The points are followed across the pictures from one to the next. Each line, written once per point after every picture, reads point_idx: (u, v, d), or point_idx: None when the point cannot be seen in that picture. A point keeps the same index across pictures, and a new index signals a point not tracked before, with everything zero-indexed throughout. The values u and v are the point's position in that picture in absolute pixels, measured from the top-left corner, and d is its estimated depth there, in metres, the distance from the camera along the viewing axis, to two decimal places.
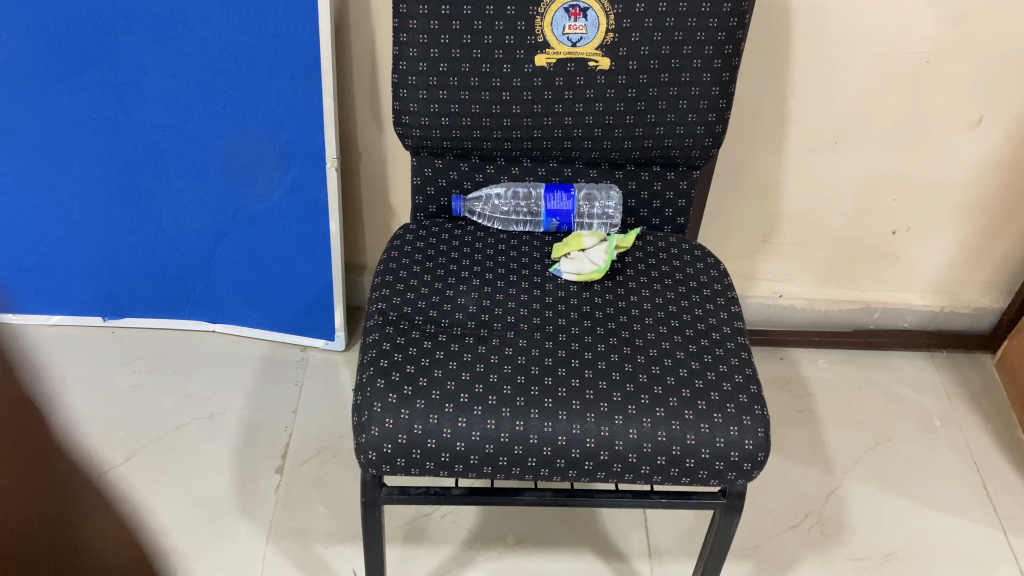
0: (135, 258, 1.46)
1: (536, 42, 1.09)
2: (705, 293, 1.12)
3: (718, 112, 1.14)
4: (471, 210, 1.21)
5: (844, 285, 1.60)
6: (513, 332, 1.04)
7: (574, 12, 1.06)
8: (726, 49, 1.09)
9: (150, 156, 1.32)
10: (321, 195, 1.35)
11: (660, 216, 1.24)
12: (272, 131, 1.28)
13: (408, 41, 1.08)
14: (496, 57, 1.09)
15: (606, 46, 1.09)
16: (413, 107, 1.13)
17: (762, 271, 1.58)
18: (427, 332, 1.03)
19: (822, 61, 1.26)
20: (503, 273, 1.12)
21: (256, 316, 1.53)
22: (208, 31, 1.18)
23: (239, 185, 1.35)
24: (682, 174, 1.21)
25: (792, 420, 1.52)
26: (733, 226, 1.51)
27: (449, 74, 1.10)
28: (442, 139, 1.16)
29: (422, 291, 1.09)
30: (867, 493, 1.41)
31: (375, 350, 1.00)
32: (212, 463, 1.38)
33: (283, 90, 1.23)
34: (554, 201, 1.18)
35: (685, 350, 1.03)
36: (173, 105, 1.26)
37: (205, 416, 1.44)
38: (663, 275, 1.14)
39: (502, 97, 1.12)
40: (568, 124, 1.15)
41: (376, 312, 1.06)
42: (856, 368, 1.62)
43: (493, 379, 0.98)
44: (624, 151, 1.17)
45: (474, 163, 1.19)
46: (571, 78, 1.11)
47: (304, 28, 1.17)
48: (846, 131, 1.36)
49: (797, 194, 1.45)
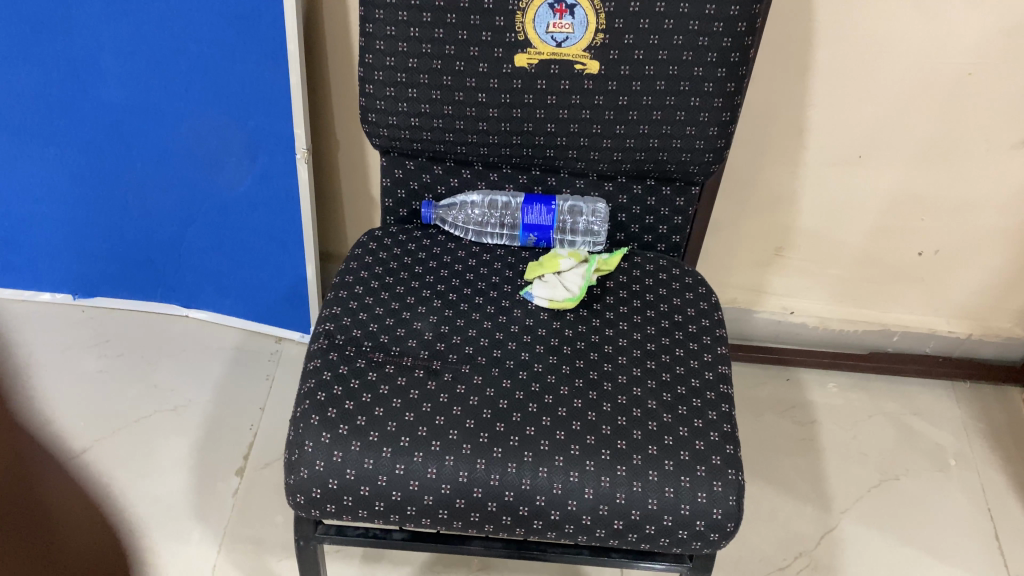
0: (102, 238, 1.38)
1: (516, 40, 0.96)
2: (691, 329, 1.00)
3: (721, 125, 1.01)
4: (443, 218, 1.11)
5: (861, 305, 1.47)
6: (468, 366, 0.94)
7: (559, 8, 0.94)
8: (732, 56, 0.96)
9: (112, 135, 1.24)
10: (293, 185, 1.26)
11: (653, 233, 1.12)
12: (238, 117, 1.18)
13: (375, 33, 0.97)
14: (471, 54, 0.97)
15: (595, 48, 0.96)
16: (380, 105, 1.02)
17: (772, 286, 1.46)
18: (373, 362, 0.93)
19: (848, 68, 1.13)
20: (469, 294, 1.02)
21: (229, 303, 1.46)
22: (165, 8, 1.07)
23: (206, 171, 1.26)
24: (678, 189, 1.09)
25: (792, 448, 1.42)
26: (741, 236, 1.38)
27: (419, 71, 0.99)
28: (412, 140, 1.05)
29: (377, 312, 0.99)
30: (865, 537, 1.31)
31: (314, 381, 0.91)
32: (170, 460, 1.31)
33: (248, 74, 1.13)
34: (533, 212, 1.07)
35: (658, 399, 0.92)
36: (133, 85, 1.17)
37: (169, 408, 1.38)
38: (647, 305, 1.03)
39: (478, 98, 1.01)
40: (551, 132, 1.03)
41: (323, 334, 0.96)
42: (869, 394, 1.50)
43: (439, 421, 0.88)
44: (614, 163, 1.05)
45: (448, 166, 1.08)
46: (555, 82, 0.99)
47: (268, 9, 1.06)
48: (872, 143, 1.22)
49: (814, 207, 1.32)
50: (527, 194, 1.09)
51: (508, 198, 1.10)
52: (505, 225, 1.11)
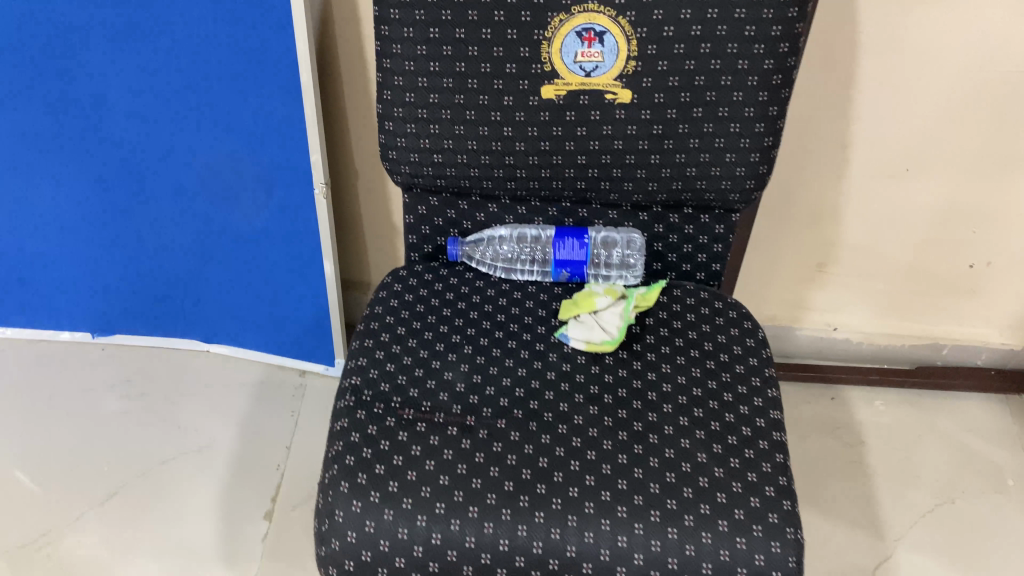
0: (118, 278, 1.34)
1: (542, 71, 0.91)
2: (738, 370, 0.94)
3: (763, 151, 0.95)
4: (470, 255, 1.06)
5: (908, 319, 1.40)
6: (503, 421, 0.88)
7: (588, 36, 0.88)
8: (774, 78, 0.90)
9: (124, 174, 1.19)
10: (313, 220, 1.21)
11: (692, 262, 1.06)
12: (253, 153, 1.13)
13: (392, 68, 0.92)
14: (496, 87, 0.92)
15: (626, 76, 0.90)
16: (400, 142, 0.97)
17: (814, 302, 1.40)
18: (402, 420, 0.88)
19: (895, 81, 1.06)
20: (501, 338, 0.97)
21: (251, 337, 1.41)
22: (173, 45, 1.02)
23: (222, 208, 1.21)
24: (718, 217, 1.03)
25: (840, 471, 1.36)
26: (779, 254, 1.32)
27: (440, 106, 0.94)
28: (434, 177, 1.00)
29: (404, 362, 0.94)
30: (922, 566, 1.24)
31: (343, 443, 0.86)
32: (197, 503, 1.27)
33: (261, 109, 1.08)
34: (565, 247, 1.01)
35: (708, 452, 0.86)
36: (143, 123, 1.12)
37: (194, 450, 1.34)
38: (690, 344, 0.97)
39: (504, 132, 0.95)
40: (581, 164, 0.97)
41: (349, 390, 0.91)
42: (918, 412, 1.44)
43: (476, 484, 0.83)
44: (649, 193, 0.99)
45: (474, 201, 1.03)
46: (585, 113, 0.93)
47: (280, 43, 1.01)
48: (921, 156, 1.15)
49: (859, 223, 1.25)
50: (556, 226, 1.03)
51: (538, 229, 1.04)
52: (535, 260, 1.06)
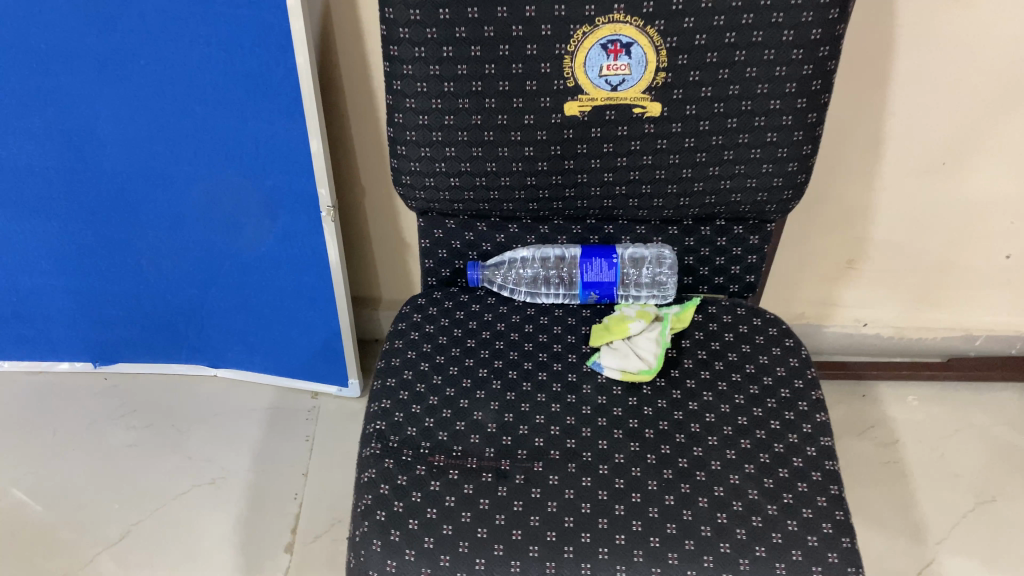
0: (119, 308, 1.28)
1: (565, 87, 0.84)
2: (784, 394, 0.89)
3: (802, 160, 0.89)
4: (491, 279, 1.00)
5: (941, 311, 1.36)
6: (540, 464, 0.83)
7: (613, 49, 0.82)
8: (814, 84, 0.83)
9: (119, 204, 1.13)
10: (320, 243, 1.15)
11: (725, 274, 1.00)
12: (254, 178, 1.07)
13: (403, 90, 0.85)
14: (515, 106, 0.86)
15: (655, 88, 0.84)
16: (414, 166, 0.91)
17: (843, 298, 1.35)
18: (433, 468, 0.83)
19: (933, 74, 1.00)
20: (530, 369, 0.92)
21: (260, 361, 1.35)
22: (164, 71, 0.96)
23: (224, 234, 1.15)
24: (753, 228, 0.97)
25: (875, 473, 1.31)
26: (807, 252, 1.27)
27: (456, 127, 0.87)
28: (452, 201, 0.94)
29: (430, 402, 0.89)
30: (966, 569, 1.20)
31: (372, 496, 0.81)
32: (214, 539, 1.23)
33: (261, 133, 1.02)
34: (592, 268, 0.95)
35: (759, 488, 0.81)
36: (137, 151, 1.05)
37: (207, 482, 1.30)
38: (730, 367, 0.92)
39: (524, 152, 0.89)
40: (608, 182, 0.91)
41: (374, 435, 0.86)
42: (952, 406, 1.40)
43: (517, 535, 0.78)
44: (680, 208, 0.94)
45: (493, 222, 0.97)
46: (611, 128, 0.87)
47: (279, 64, 0.94)
48: (959, 149, 1.09)
49: (892, 217, 1.20)
50: (580, 246, 0.97)
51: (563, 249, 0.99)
52: (562, 282, 1.00)
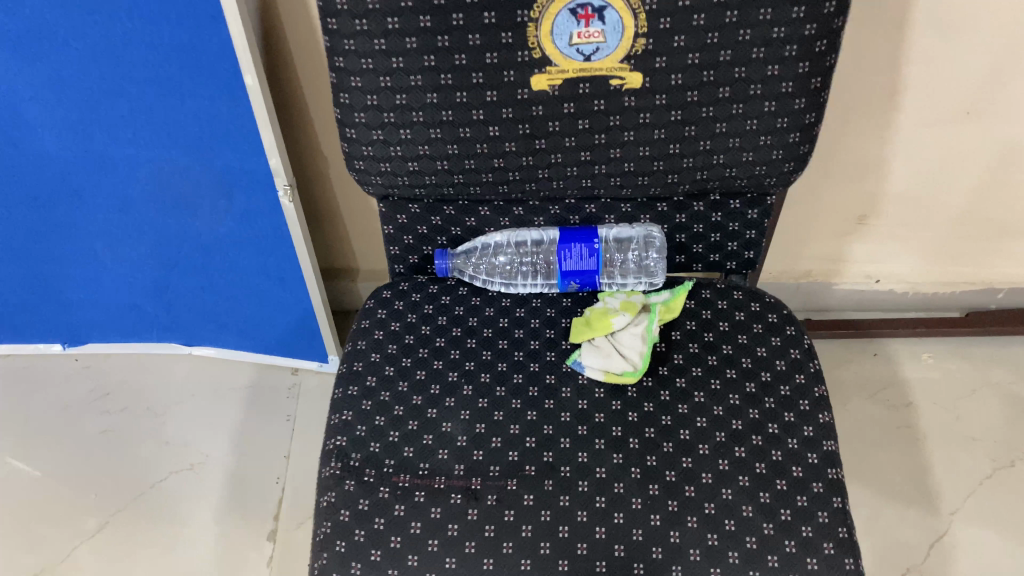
0: (79, 291, 1.20)
1: (531, 59, 0.73)
2: (784, 392, 0.81)
3: (804, 130, 0.78)
4: (461, 269, 0.92)
5: (961, 264, 1.25)
6: (515, 482, 0.76)
7: (583, 14, 0.70)
8: (817, 45, 0.72)
9: (61, 188, 1.03)
10: (282, 223, 1.06)
11: (722, 251, 0.91)
12: (202, 157, 0.97)
13: (347, 68, 0.75)
14: (475, 82, 0.75)
15: (635, 56, 0.73)
16: (367, 151, 0.81)
17: (854, 255, 1.25)
18: (398, 489, 0.76)
19: (957, 16, 0.88)
20: (505, 370, 0.84)
21: (234, 339, 1.28)
22: (86, 49, 0.85)
23: (177, 215, 1.06)
24: (751, 202, 0.87)
25: (887, 439, 1.24)
26: (813, 208, 1.17)
27: (410, 108, 0.77)
28: (412, 186, 0.84)
29: (396, 412, 0.81)
30: (982, 541, 1.14)
31: (331, 524, 0.74)
32: (194, 529, 1.18)
33: (204, 111, 0.91)
34: (570, 254, 0.86)
35: (755, 504, 0.74)
36: (70, 134, 0.95)
37: (186, 467, 1.24)
38: (725, 362, 0.83)
39: (489, 132, 0.79)
40: (585, 160, 0.81)
41: (334, 453, 0.78)
42: (971, 363, 1.31)
43: (490, 565, 0.72)
44: (668, 186, 0.84)
45: (462, 205, 0.87)
46: (586, 103, 0.77)
47: (213, 36, 0.83)
48: (985, 96, 0.98)
49: (908, 171, 1.09)
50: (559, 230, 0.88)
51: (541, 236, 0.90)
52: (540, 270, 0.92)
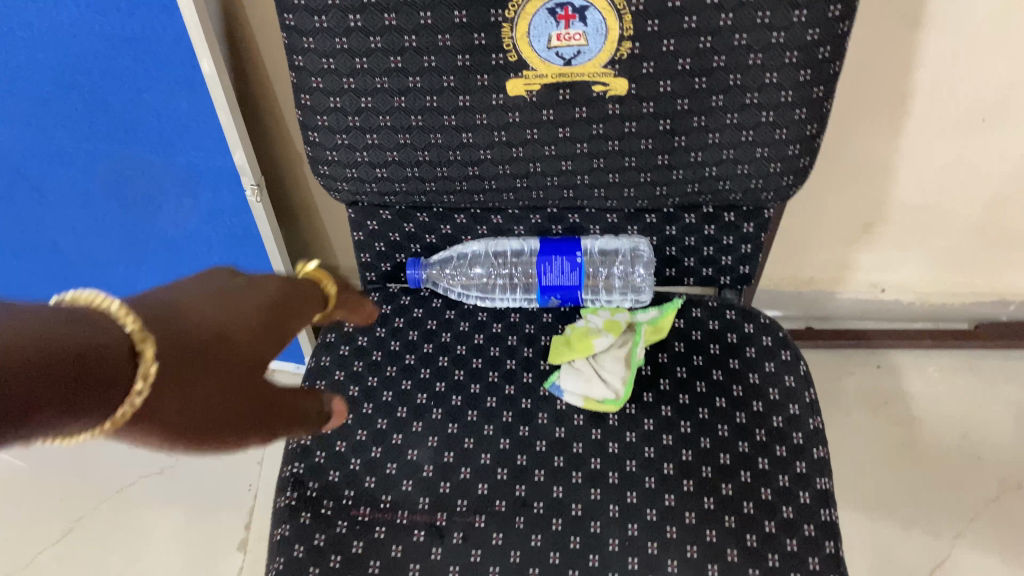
0: (42, 289, 1.15)
1: (506, 62, 0.67)
2: (776, 424, 0.75)
3: (805, 142, 0.72)
4: (435, 281, 0.86)
5: (972, 275, 1.19)
6: (482, 519, 0.71)
7: (563, 14, 0.64)
8: (820, 52, 0.65)
9: (17, 183, 0.97)
10: (251, 220, 1.01)
11: (715, 265, 0.85)
12: (165, 154, 0.92)
13: (307, 68, 0.69)
14: (445, 85, 0.69)
15: (620, 61, 0.67)
16: (331, 156, 0.75)
17: (858, 262, 1.19)
18: (358, 524, 0.71)
19: (976, 18, 0.81)
20: (479, 393, 0.78)
21: None
22: (33, 40, 0.78)
23: (141, 213, 1.01)
24: (746, 215, 0.81)
25: (888, 456, 1.19)
26: (817, 214, 1.10)
27: (376, 111, 0.71)
28: (381, 193, 0.78)
29: (358, 438, 0.76)
30: (985, 568, 1.09)
31: (284, 560, 0.69)
32: (162, 537, 1.14)
33: (163, 105, 0.86)
34: (551, 268, 0.80)
35: (740, 547, 0.69)
36: (22, 128, 0.89)
37: (156, 471, 1.20)
38: (714, 388, 0.78)
39: (462, 139, 0.73)
40: (566, 171, 0.75)
41: (290, 481, 0.73)
42: (979, 378, 1.25)
43: None
44: (656, 199, 0.78)
45: (437, 213, 0.82)
46: (567, 111, 0.70)
47: (168, 27, 0.77)
48: (1004, 103, 0.91)
49: (918, 178, 1.03)
50: (541, 240, 0.82)
51: (522, 251, 0.85)
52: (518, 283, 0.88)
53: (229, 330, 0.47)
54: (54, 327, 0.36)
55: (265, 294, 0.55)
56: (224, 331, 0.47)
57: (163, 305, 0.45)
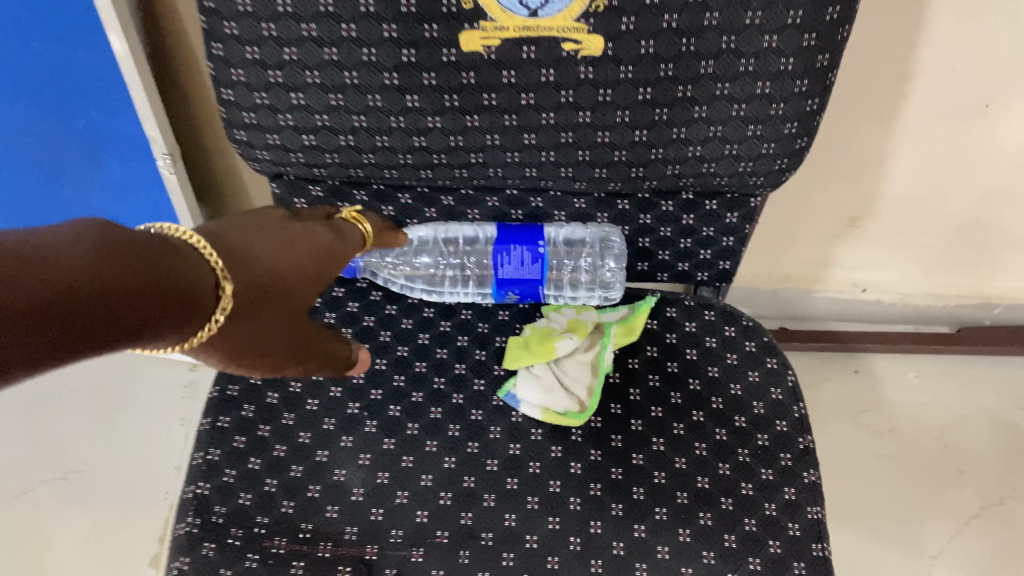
0: None
1: (459, 10, 0.56)
2: (761, 443, 0.66)
3: (805, 119, 0.62)
4: (375, 268, 0.76)
5: (957, 276, 1.12)
6: (421, 552, 0.60)
7: None
8: (829, 12, 0.55)
9: None
10: (164, 198, 0.86)
11: (692, 259, 0.76)
12: (56, 119, 0.76)
13: (218, 8, 0.56)
14: (386, 36, 0.58)
15: (596, 13, 0.56)
16: (250, 118, 0.63)
17: (838, 259, 1.10)
18: (272, 558, 0.59)
19: None
20: (420, 402, 0.67)
21: None
22: None
23: (31, 194, 0.85)
24: (730, 203, 0.71)
25: (865, 468, 1.11)
26: (799, 205, 1.01)
27: (302, 65, 0.59)
28: (309, 164, 0.67)
29: (276, 454, 0.64)
30: None
31: None
32: (62, 552, 1.00)
33: (50, 57, 0.71)
34: (509, 256, 0.69)
35: None
36: None
37: (58, 477, 1.06)
38: (690, 401, 0.68)
39: (406, 103, 0.62)
40: (529, 145, 0.64)
41: (191, 506, 0.61)
42: (958, 386, 1.18)
43: None
44: (631, 181, 0.67)
45: (377, 191, 0.71)
46: (530, 73, 0.59)
47: None
48: (1011, 89, 0.82)
49: (910, 169, 0.94)
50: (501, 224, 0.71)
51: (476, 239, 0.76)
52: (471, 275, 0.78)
53: (285, 266, 0.48)
54: (126, 264, 0.38)
55: (340, 233, 0.55)
56: (283, 271, 0.48)
57: (226, 238, 0.47)
